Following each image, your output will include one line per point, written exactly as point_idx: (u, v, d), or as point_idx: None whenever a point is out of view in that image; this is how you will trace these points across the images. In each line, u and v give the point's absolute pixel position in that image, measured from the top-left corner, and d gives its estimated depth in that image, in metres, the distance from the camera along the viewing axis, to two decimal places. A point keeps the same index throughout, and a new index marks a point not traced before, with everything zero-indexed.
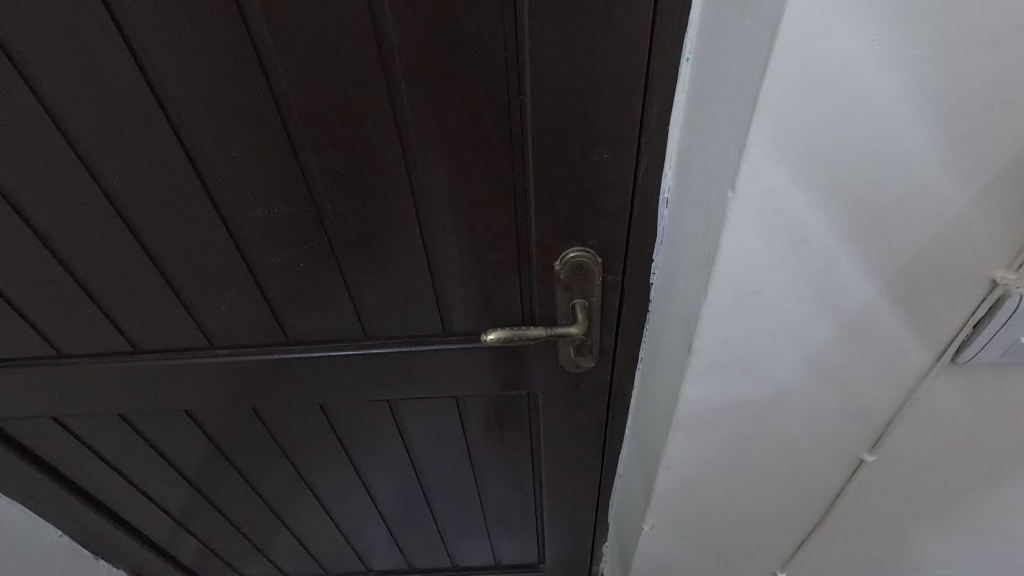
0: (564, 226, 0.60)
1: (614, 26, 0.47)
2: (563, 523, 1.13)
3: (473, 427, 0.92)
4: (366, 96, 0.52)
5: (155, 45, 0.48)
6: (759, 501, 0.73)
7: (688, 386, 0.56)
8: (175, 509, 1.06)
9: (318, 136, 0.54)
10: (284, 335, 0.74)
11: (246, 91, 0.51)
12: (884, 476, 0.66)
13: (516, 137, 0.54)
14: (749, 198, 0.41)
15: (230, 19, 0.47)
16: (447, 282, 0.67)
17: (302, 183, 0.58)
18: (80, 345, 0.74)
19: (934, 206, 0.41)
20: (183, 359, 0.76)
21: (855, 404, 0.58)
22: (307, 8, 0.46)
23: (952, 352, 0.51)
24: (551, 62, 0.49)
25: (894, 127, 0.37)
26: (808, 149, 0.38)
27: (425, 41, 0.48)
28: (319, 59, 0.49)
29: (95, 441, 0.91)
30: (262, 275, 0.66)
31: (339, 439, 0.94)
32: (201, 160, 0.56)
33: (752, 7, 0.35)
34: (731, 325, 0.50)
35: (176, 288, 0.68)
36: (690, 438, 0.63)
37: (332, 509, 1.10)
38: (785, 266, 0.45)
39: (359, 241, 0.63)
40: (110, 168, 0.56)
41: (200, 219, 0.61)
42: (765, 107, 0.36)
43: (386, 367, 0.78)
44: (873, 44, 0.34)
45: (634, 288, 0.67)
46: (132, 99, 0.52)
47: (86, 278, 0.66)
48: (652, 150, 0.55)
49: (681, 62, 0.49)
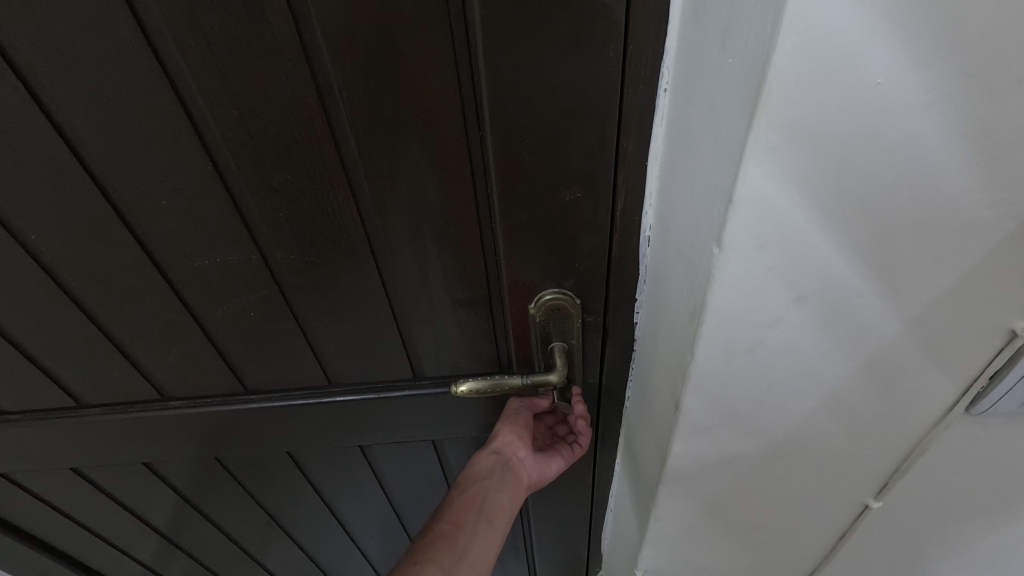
0: (538, 267, 0.55)
1: (582, 55, 0.41)
2: (554, 555, 1.08)
3: (454, 465, 0.86)
4: (308, 137, 0.46)
5: (60, 89, 0.43)
6: (757, 546, 0.67)
7: (678, 442, 0.51)
8: (145, 559, 1.00)
9: (257, 181, 0.49)
10: (242, 385, 0.68)
11: (171, 136, 0.46)
12: (892, 522, 0.60)
13: (480, 175, 0.49)
14: (736, 257, 0.36)
15: (142, 59, 0.41)
16: (414, 325, 0.62)
17: (244, 230, 0.52)
18: (19, 401, 0.68)
19: (948, 257, 0.36)
20: (132, 413, 0.70)
21: (859, 455, 0.53)
22: (230, 44, 0.41)
23: (967, 402, 0.47)
24: (513, 96, 0.43)
25: (907, 174, 0.32)
26: (806, 201, 0.33)
27: (371, 77, 0.43)
28: (248, 100, 0.44)
29: (50, 495, 0.85)
30: (210, 326, 0.61)
31: (311, 482, 0.88)
32: (127, 209, 0.50)
33: (738, 43, 0.30)
34: (721, 384, 0.45)
35: (117, 340, 0.62)
36: (682, 492, 0.58)
37: (310, 549, 1.04)
38: (781, 323, 0.40)
39: (313, 287, 0.58)
40: (24, 221, 0.50)
41: (135, 268, 0.55)
42: (753, 158, 0.31)
43: (354, 413, 0.72)
44: (880, 87, 0.29)
45: (616, 329, 0.61)
46: (42, 146, 0.46)
47: (15, 334, 0.60)
48: (630, 185, 0.49)
49: (659, 92, 0.43)
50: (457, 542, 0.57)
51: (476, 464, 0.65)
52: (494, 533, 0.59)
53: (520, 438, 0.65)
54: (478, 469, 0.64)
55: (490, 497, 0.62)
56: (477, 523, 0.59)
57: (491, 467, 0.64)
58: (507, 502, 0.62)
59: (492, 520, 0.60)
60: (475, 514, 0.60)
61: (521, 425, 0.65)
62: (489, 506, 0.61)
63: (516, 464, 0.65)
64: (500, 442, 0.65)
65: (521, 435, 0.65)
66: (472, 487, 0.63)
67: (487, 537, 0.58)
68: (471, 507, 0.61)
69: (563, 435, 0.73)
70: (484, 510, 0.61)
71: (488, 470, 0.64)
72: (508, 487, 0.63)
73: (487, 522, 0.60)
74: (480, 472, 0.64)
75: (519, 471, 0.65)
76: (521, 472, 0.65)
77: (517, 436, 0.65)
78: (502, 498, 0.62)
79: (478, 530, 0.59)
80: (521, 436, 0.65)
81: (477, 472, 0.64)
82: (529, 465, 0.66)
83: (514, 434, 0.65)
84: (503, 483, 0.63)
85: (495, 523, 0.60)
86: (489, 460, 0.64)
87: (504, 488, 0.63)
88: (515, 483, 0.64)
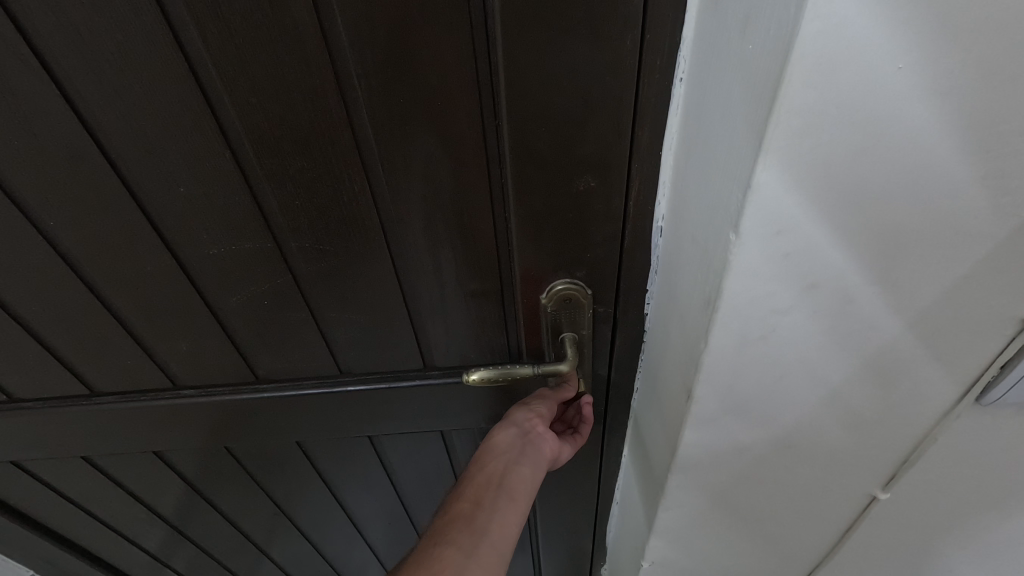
0: (550, 257, 0.55)
1: (599, 45, 0.42)
2: (559, 548, 1.08)
3: (461, 457, 0.87)
4: (326, 124, 0.46)
5: (83, 75, 0.43)
6: (765, 537, 0.67)
7: (689, 431, 0.52)
8: (153, 548, 1.00)
9: (273, 169, 0.49)
10: (254, 374, 0.69)
11: (189, 122, 0.46)
12: (899, 513, 0.61)
13: (494, 164, 0.49)
14: (752, 244, 0.36)
15: (164, 46, 0.42)
16: (426, 315, 0.63)
17: (260, 218, 0.53)
18: (33, 389, 0.69)
19: (963, 245, 0.37)
20: (144, 401, 0.70)
21: (868, 445, 0.53)
22: (250, 31, 0.41)
23: (977, 393, 0.47)
24: (529, 85, 0.44)
25: (924, 162, 0.33)
26: (823, 188, 0.34)
27: (390, 64, 0.43)
28: (267, 88, 0.44)
29: (61, 483, 0.86)
30: (224, 314, 0.61)
31: (319, 472, 0.89)
32: (145, 196, 0.51)
33: (758, 30, 0.31)
34: (734, 372, 0.45)
35: (131, 328, 0.63)
36: (691, 482, 0.59)
37: (316, 540, 1.05)
38: (794, 311, 0.41)
39: (326, 276, 0.58)
40: (42, 207, 0.51)
41: (150, 256, 0.55)
42: (773, 144, 0.31)
43: (364, 403, 0.73)
44: (900, 73, 0.29)
45: (626, 320, 0.62)
46: (64, 132, 0.46)
47: (30, 320, 0.61)
48: (644, 176, 0.50)
49: (675, 82, 0.44)
50: (476, 521, 0.54)
51: (495, 438, 0.61)
52: (515, 510, 0.56)
53: (539, 414, 0.63)
54: (498, 442, 0.61)
55: (511, 471, 0.58)
56: (498, 499, 0.56)
57: (512, 440, 0.61)
58: (528, 477, 0.59)
59: (513, 496, 0.57)
60: (495, 490, 0.57)
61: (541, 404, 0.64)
62: (509, 481, 0.58)
63: (537, 440, 0.62)
64: (519, 418, 0.63)
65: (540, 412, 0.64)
66: (491, 461, 0.59)
67: (509, 513, 0.55)
68: (491, 482, 0.57)
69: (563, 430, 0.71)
70: (504, 485, 0.57)
71: (508, 444, 0.60)
72: (529, 460, 0.60)
73: (508, 497, 0.56)
74: (499, 446, 0.61)
75: (540, 447, 0.62)
76: (541, 448, 0.62)
77: (537, 411, 0.63)
78: (522, 473, 0.59)
79: (499, 506, 0.55)
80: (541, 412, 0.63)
81: (496, 446, 0.60)
82: (549, 443, 0.63)
83: (534, 410, 0.64)
84: (524, 457, 0.60)
85: (516, 498, 0.57)
86: (509, 434, 0.61)
87: (524, 462, 0.60)
88: (536, 459, 0.61)
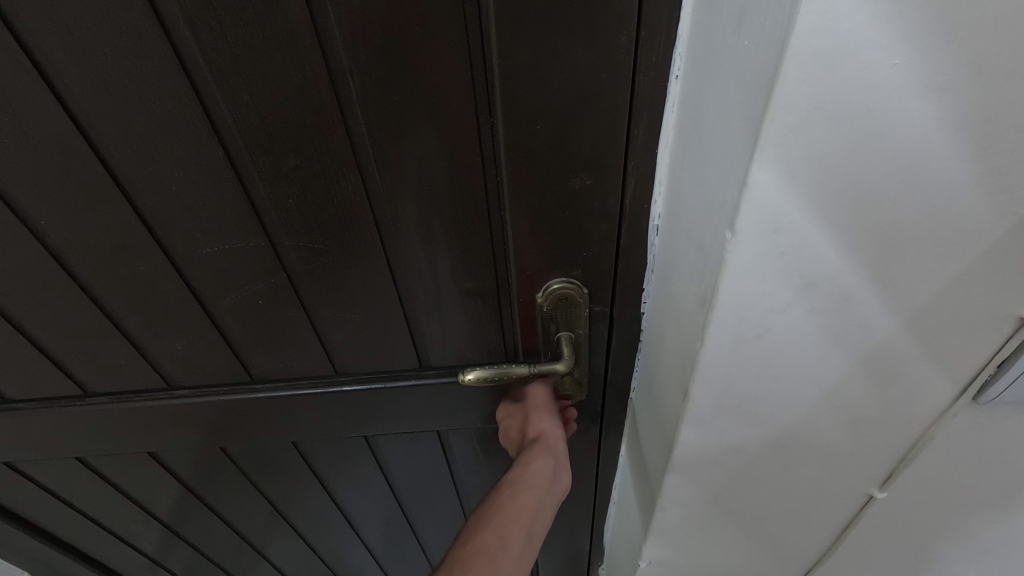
0: (546, 255, 0.55)
1: (595, 41, 0.42)
2: (556, 548, 1.08)
3: (458, 456, 0.86)
4: (319, 122, 0.46)
5: (73, 72, 0.43)
6: (763, 537, 0.67)
7: (686, 430, 0.51)
8: (149, 550, 1.00)
9: (266, 166, 0.49)
10: (248, 373, 0.68)
11: (181, 119, 0.45)
12: (896, 512, 0.61)
13: (490, 162, 0.49)
14: (749, 241, 0.36)
15: (155, 42, 0.41)
16: (422, 314, 0.62)
17: (253, 216, 0.52)
18: (26, 389, 0.68)
19: (960, 243, 0.36)
20: (138, 402, 0.70)
21: (865, 444, 0.53)
22: (243, 27, 0.41)
23: (974, 391, 0.47)
24: (525, 82, 0.43)
25: (921, 158, 0.32)
26: (819, 185, 0.33)
27: (384, 61, 0.43)
28: (260, 84, 0.44)
29: (55, 484, 0.85)
30: (218, 313, 0.61)
31: (315, 472, 0.89)
32: (137, 194, 0.50)
33: (754, 25, 0.31)
34: (730, 371, 0.45)
35: (124, 327, 0.62)
36: (689, 481, 0.59)
37: (313, 541, 1.04)
38: (791, 309, 0.40)
39: (321, 275, 0.58)
40: (33, 205, 0.50)
41: (144, 254, 0.55)
42: (770, 140, 0.31)
43: (360, 403, 0.72)
44: (896, 68, 0.29)
45: (623, 319, 0.62)
46: (54, 129, 0.46)
47: (22, 319, 0.60)
48: (640, 173, 0.49)
49: (671, 79, 0.44)
50: (507, 561, 0.51)
51: (531, 468, 0.59)
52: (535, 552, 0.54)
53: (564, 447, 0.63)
54: (532, 475, 0.58)
55: (541, 514, 0.56)
56: (526, 541, 0.53)
57: (546, 474, 0.59)
58: (550, 522, 0.57)
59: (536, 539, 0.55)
60: (527, 528, 0.54)
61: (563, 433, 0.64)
62: (537, 523, 0.55)
63: (563, 476, 0.61)
64: (553, 448, 0.61)
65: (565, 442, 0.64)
66: (523, 495, 0.57)
67: (532, 556, 0.53)
68: (522, 518, 0.55)
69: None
70: (534, 526, 0.55)
71: (543, 478, 0.58)
72: (555, 502, 0.58)
73: (535, 537, 0.55)
74: (534, 476, 0.58)
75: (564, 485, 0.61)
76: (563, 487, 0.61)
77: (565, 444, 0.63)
78: (547, 517, 0.57)
79: (528, 549, 0.53)
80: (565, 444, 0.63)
81: (532, 477, 0.58)
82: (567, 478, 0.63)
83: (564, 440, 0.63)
84: (552, 497, 0.58)
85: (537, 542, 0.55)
86: (542, 466, 0.59)
87: (552, 503, 0.58)
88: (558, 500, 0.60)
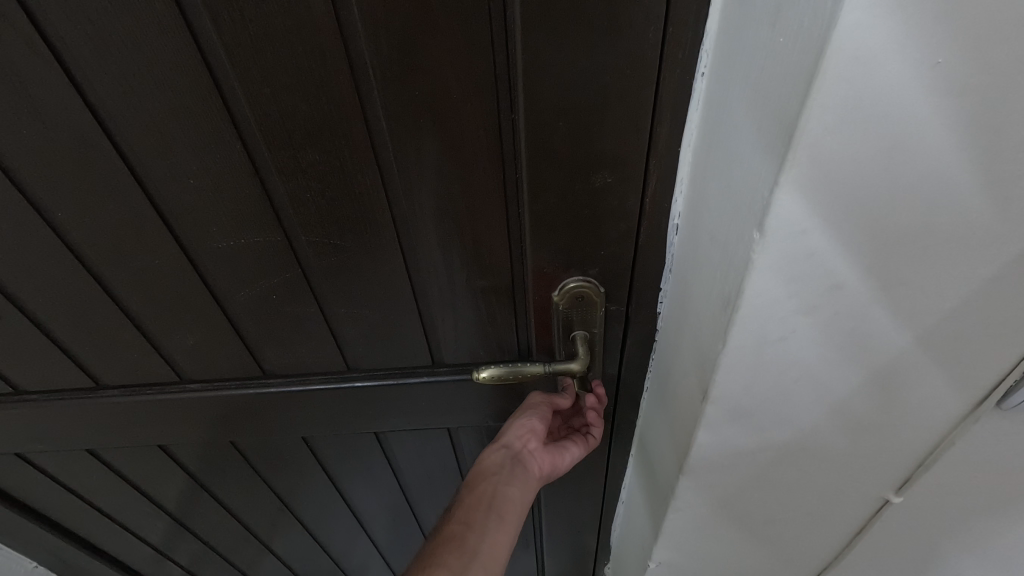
0: (563, 254, 0.55)
1: (620, 38, 0.41)
2: (563, 546, 1.08)
3: (468, 453, 0.86)
4: (338, 116, 0.46)
5: (93, 64, 0.42)
6: (775, 538, 0.67)
7: (702, 431, 0.51)
8: (157, 542, 1.00)
9: (285, 161, 0.48)
10: (260, 368, 0.68)
11: (201, 113, 0.45)
12: (911, 517, 0.60)
13: (509, 159, 0.49)
14: (777, 242, 0.35)
15: (177, 34, 0.41)
16: (435, 311, 0.62)
17: (270, 211, 0.52)
18: (39, 381, 0.68)
19: (992, 246, 0.36)
20: (149, 395, 0.70)
21: (883, 447, 0.52)
22: (264, 20, 0.40)
23: (998, 397, 0.46)
24: (548, 78, 0.43)
25: (956, 161, 0.32)
26: (848, 188, 0.33)
27: (405, 56, 0.42)
28: (280, 78, 0.43)
29: (65, 476, 0.85)
30: (231, 307, 0.61)
31: (324, 467, 0.89)
32: (154, 187, 0.50)
33: (791, 21, 0.30)
34: (751, 374, 0.45)
35: (138, 321, 0.62)
36: (702, 483, 0.58)
37: (320, 536, 1.04)
38: (815, 312, 0.40)
39: (335, 271, 0.57)
40: (50, 197, 0.50)
41: (158, 248, 0.55)
42: (802, 141, 0.31)
43: (371, 399, 0.72)
44: (938, 67, 0.28)
45: (639, 318, 0.61)
46: (73, 122, 0.46)
47: (36, 312, 0.60)
48: (662, 172, 0.49)
49: (697, 76, 0.43)
50: (468, 541, 0.57)
51: (487, 460, 0.64)
52: (506, 530, 0.59)
53: (531, 431, 0.65)
54: (489, 463, 0.64)
55: (501, 493, 0.61)
56: (487, 520, 0.59)
57: (501, 461, 0.63)
58: (517, 496, 0.61)
59: (503, 516, 0.60)
60: (485, 512, 0.60)
61: (533, 419, 0.65)
62: (497, 501, 0.61)
63: (527, 458, 0.64)
64: (510, 435, 0.65)
65: (532, 428, 0.65)
66: (482, 483, 0.63)
67: (497, 535, 0.58)
68: (480, 504, 0.60)
69: (578, 427, 0.72)
70: (494, 507, 0.60)
71: (498, 465, 0.63)
72: (519, 479, 0.62)
73: (498, 517, 0.59)
74: (491, 466, 0.64)
75: (531, 464, 0.64)
76: (534, 465, 0.64)
77: (526, 428, 0.64)
78: (512, 493, 0.61)
79: (489, 527, 0.58)
80: (533, 429, 0.65)
81: (488, 467, 0.64)
82: (541, 458, 0.65)
83: (524, 426, 0.65)
84: (513, 476, 0.63)
85: (505, 519, 0.59)
86: (499, 454, 0.64)
87: (515, 482, 0.62)
88: (526, 476, 0.63)
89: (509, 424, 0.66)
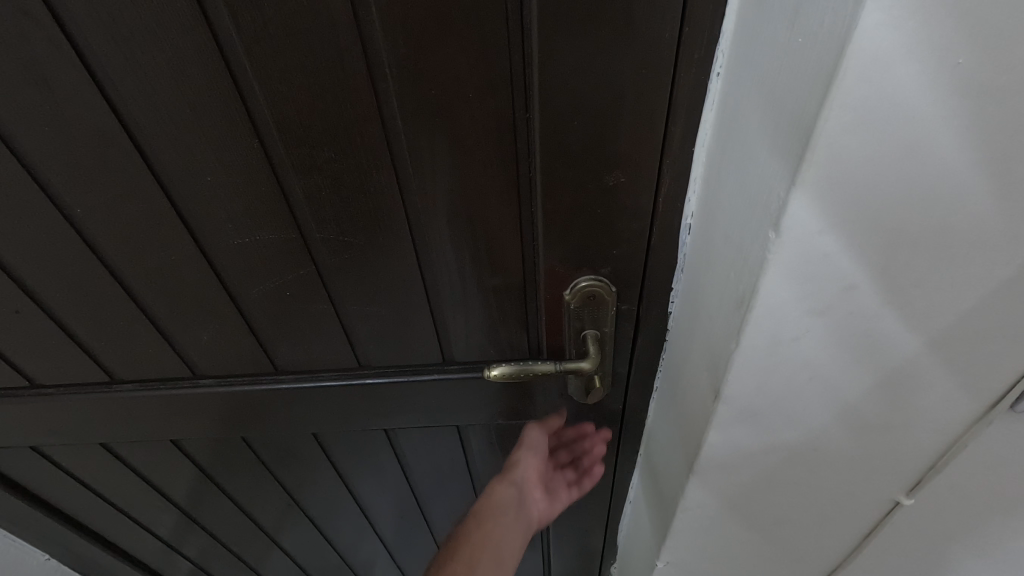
0: (576, 253, 0.55)
1: (636, 39, 0.41)
2: (571, 545, 1.08)
3: (476, 451, 0.86)
4: (354, 113, 0.46)
5: (115, 62, 0.43)
6: (785, 539, 0.66)
7: (714, 431, 0.51)
8: (166, 535, 1.01)
9: (301, 158, 0.49)
10: (273, 365, 0.69)
11: (220, 111, 0.46)
12: (923, 519, 0.60)
13: (522, 158, 0.49)
14: (793, 242, 0.35)
15: (199, 33, 0.42)
16: (447, 309, 0.62)
17: (285, 209, 0.53)
18: (55, 375, 0.69)
19: (1009, 247, 0.36)
20: (163, 389, 0.70)
21: (895, 448, 0.52)
22: (284, 18, 0.41)
23: (1010, 400, 0.46)
24: (563, 77, 0.43)
25: (973, 163, 0.32)
26: (864, 189, 0.33)
27: (421, 55, 0.43)
28: (298, 76, 0.44)
29: (78, 468, 0.87)
30: (245, 303, 0.61)
31: (332, 463, 0.89)
32: (171, 183, 0.51)
33: (810, 23, 0.30)
34: (763, 374, 0.45)
35: (153, 316, 0.63)
36: (712, 483, 0.58)
37: (328, 531, 1.05)
38: (829, 312, 0.40)
39: (348, 268, 0.58)
40: (69, 193, 0.51)
41: (174, 244, 0.55)
42: (820, 141, 0.31)
43: (381, 397, 0.73)
44: (959, 68, 0.28)
45: (650, 317, 0.61)
46: (95, 120, 0.46)
47: (54, 306, 0.61)
48: (675, 172, 0.49)
49: (712, 76, 0.43)
50: None
51: (493, 496, 0.68)
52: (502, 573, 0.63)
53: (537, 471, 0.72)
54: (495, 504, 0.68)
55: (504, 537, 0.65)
56: (489, 562, 0.62)
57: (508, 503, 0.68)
58: (517, 544, 0.66)
59: (502, 560, 0.63)
60: (488, 553, 0.63)
61: (540, 461, 0.72)
62: (500, 546, 0.64)
63: (529, 501, 0.72)
64: (519, 474, 0.71)
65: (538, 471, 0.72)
66: (487, 520, 0.66)
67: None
68: (485, 543, 0.64)
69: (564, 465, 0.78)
70: (497, 549, 0.64)
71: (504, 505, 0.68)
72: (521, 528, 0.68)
73: (499, 560, 0.63)
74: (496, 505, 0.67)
75: (532, 509, 0.72)
76: (532, 513, 0.72)
77: (535, 470, 0.71)
78: (513, 540, 0.65)
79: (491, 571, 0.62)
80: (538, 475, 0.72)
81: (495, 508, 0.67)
82: (540, 504, 0.73)
83: (531, 465, 0.71)
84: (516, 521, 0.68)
85: (504, 564, 0.63)
86: (507, 491, 0.69)
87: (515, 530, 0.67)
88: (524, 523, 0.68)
89: (518, 461, 0.71)
